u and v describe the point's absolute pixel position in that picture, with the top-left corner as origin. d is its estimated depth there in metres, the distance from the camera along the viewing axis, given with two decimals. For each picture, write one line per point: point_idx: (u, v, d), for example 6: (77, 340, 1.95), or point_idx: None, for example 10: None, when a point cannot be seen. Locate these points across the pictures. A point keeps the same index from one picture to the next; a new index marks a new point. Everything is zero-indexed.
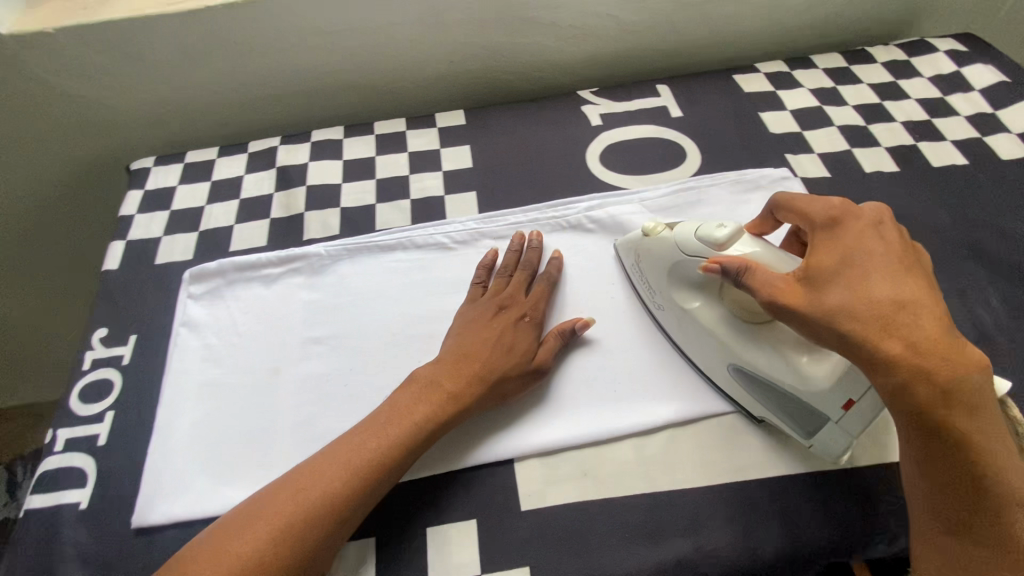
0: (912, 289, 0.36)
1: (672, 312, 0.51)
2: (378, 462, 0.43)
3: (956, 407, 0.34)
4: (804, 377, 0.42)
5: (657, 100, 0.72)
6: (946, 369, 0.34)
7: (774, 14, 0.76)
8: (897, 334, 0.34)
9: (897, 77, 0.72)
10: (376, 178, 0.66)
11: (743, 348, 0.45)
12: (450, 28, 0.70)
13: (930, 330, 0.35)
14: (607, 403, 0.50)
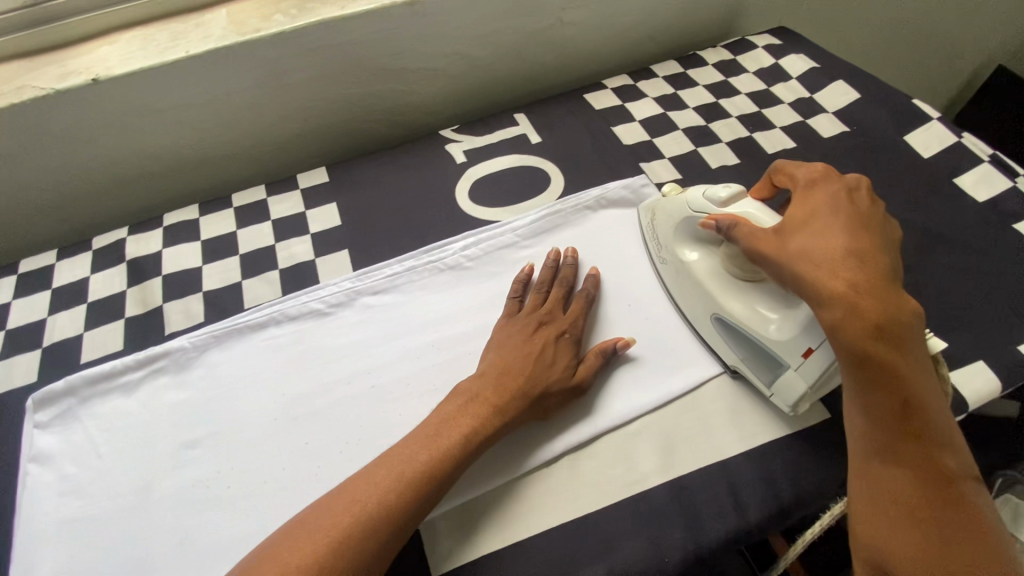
0: (863, 240, 0.41)
1: (671, 266, 0.57)
2: (431, 475, 0.42)
3: (886, 336, 0.38)
4: (765, 327, 0.47)
5: (516, 128, 0.74)
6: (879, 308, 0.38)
7: (611, 32, 0.81)
8: (845, 270, 0.39)
9: (726, 75, 0.79)
10: (240, 253, 0.63)
11: (724, 298, 0.51)
12: (296, 87, 0.69)
13: (871, 274, 0.39)
14: (641, 413, 0.51)
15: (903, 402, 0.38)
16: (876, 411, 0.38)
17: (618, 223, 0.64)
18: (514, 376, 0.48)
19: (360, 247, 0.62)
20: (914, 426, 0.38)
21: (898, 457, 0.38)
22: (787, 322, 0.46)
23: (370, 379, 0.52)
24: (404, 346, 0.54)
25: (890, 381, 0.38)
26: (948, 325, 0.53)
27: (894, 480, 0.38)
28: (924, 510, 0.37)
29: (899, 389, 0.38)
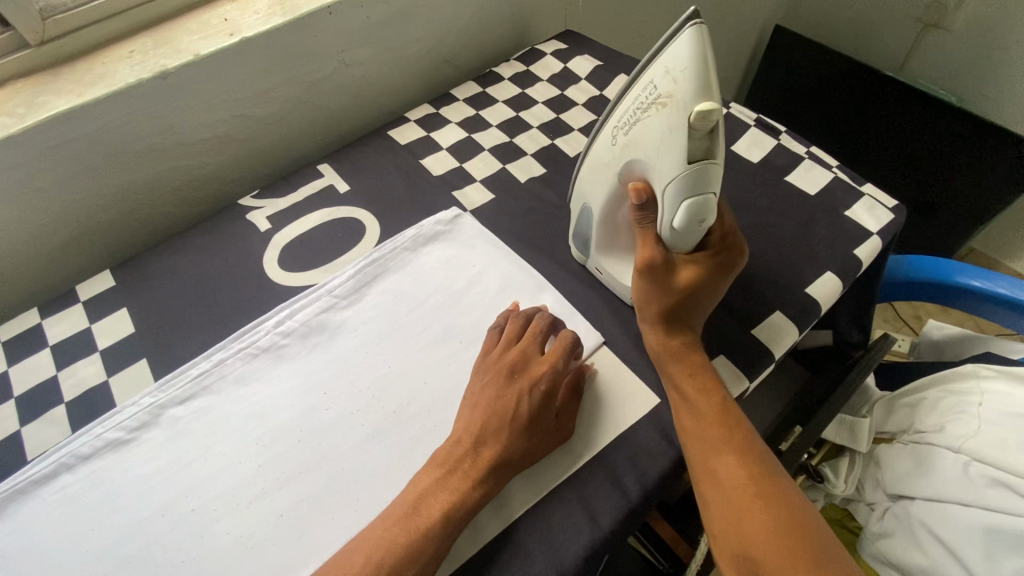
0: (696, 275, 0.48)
1: (608, 141, 0.49)
2: (409, 561, 0.40)
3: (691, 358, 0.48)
4: (598, 243, 0.55)
5: (322, 180, 0.70)
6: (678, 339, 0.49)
7: (402, 64, 0.80)
8: (665, 297, 0.48)
9: (522, 87, 0.81)
10: (14, 395, 0.54)
11: (602, 206, 0.52)
12: (50, 190, 0.60)
13: (684, 310, 0.49)
14: (619, 447, 0.49)
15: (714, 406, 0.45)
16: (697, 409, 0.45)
17: (439, 256, 0.62)
18: (500, 443, 0.45)
19: (160, 352, 0.56)
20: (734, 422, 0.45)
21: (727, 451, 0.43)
22: (618, 262, 0.56)
23: (191, 501, 0.47)
24: (223, 454, 0.49)
25: (704, 386, 0.46)
26: (747, 284, 0.57)
27: (725, 464, 0.42)
28: (747, 494, 0.41)
29: (712, 393, 0.46)
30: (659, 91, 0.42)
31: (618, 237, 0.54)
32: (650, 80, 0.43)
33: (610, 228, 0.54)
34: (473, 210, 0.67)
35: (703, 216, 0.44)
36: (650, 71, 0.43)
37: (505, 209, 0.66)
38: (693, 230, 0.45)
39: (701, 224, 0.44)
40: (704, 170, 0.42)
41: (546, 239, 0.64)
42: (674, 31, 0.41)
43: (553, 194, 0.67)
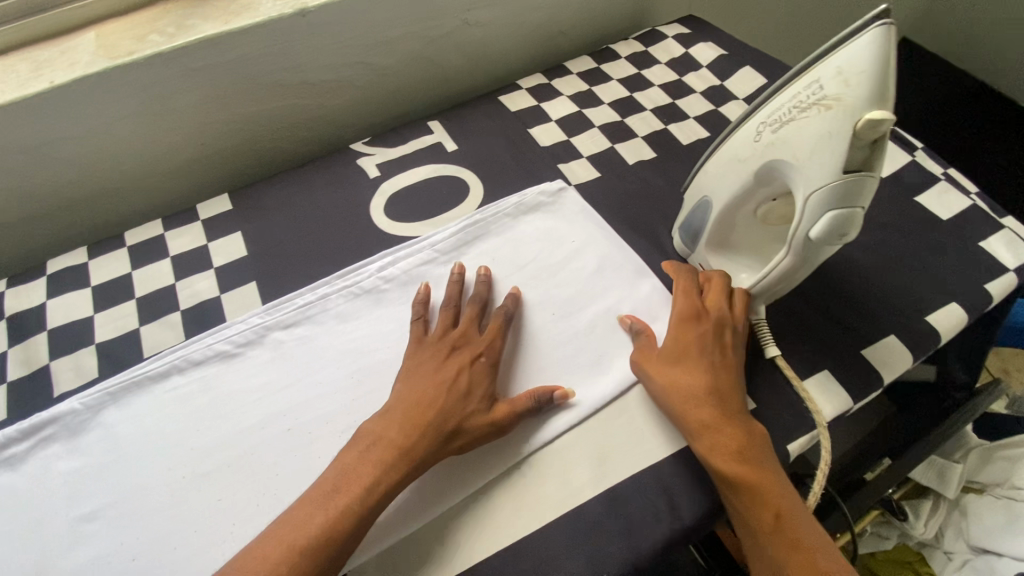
0: (691, 334, 0.48)
1: (750, 136, 0.42)
2: (348, 513, 0.41)
3: (725, 433, 0.44)
4: (709, 240, 0.52)
5: (430, 137, 0.71)
6: (713, 432, 0.44)
7: (521, 30, 0.79)
8: (672, 378, 0.46)
9: (639, 68, 0.78)
10: (136, 296, 0.58)
11: (722, 202, 0.48)
12: (184, 111, 0.64)
13: (698, 377, 0.46)
14: None
15: (756, 496, 0.42)
16: (739, 500, 0.42)
17: (540, 225, 0.62)
18: (447, 404, 0.46)
19: (269, 279, 0.59)
20: (783, 528, 0.41)
21: (780, 552, 0.40)
22: (725, 260, 0.53)
23: (287, 422, 0.49)
24: (320, 381, 0.51)
25: (744, 487, 0.42)
26: (861, 302, 0.54)
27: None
28: None
29: (758, 494, 0.42)
30: (825, 90, 0.37)
31: (731, 235, 0.51)
32: (816, 77, 0.37)
33: (725, 227, 0.50)
34: (578, 184, 0.65)
35: (846, 229, 0.39)
36: (816, 69, 0.37)
37: (610, 188, 0.65)
38: (830, 244, 0.40)
39: (844, 238, 0.39)
40: (860, 183, 0.37)
41: (651, 224, 0.62)
42: (856, 30, 0.36)
43: (662, 179, 0.65)
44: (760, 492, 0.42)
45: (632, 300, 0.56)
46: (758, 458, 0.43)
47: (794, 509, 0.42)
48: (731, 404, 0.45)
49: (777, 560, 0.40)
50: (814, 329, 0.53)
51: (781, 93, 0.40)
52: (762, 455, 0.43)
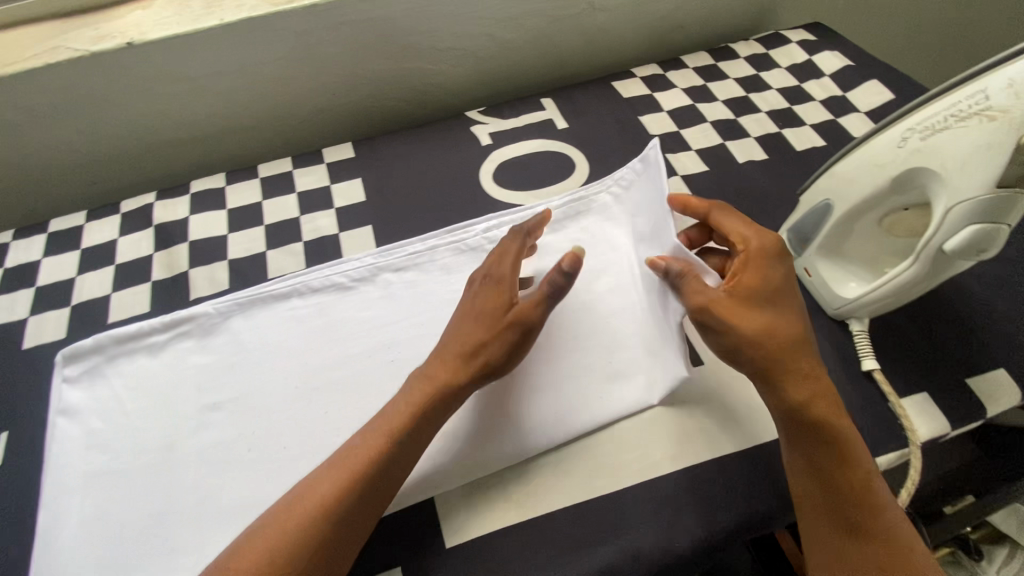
0: (777, 281, 0.44)
1: (892, 143, 0.44)
2: (389, 442, 0.42)
3: (819, 385, 0.43)
4: (823, 245, 0.52)
5: (543, 113, 0.73)
6: (805, 385, 0.43)
7: (643, 19, 0.80)
8: (757, 324, 0.43)
9: (757, 69, 0.78)
10: (265, 224, 0.64)
11: (847, 208, 0.48)
12: (325, 61, 0.68)
13: (781, 322, 0.44)
14: None
15: (842, 450, 0.42)
16: (816, 448, 0.42)
17: None
18: (466, 340, 0.46)
19: (383, 225, 0.63)
20: (864, 486, 0.42)
21: (867, 512, 0.41)
22: (836, 268, 0.52)
23: (391, 354, 0.53)
24: (424, 324, 0.55)
25: (833, 444, 0.42)
26: (970, 329, 0.53)
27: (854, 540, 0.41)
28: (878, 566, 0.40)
29: (847, 450, 0.42)
30: (991, 101, 0.39)
31: (848, 243, 0.51)
32: (981, 88, 0.40)
33: (844, 233, 0.50)
34: (685, 175, 0.66)
35: (987, 246, 0.41)
36: (982, 81, 0.40)
37: (717, 183, 0.65)
38: (965, 258, 0.42)
39: (986, 252, 0.41)
40: (1011, 198, 0.39)
41: (755, 223, 0.62)
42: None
43: (771, 181, 0.65)
44: (847, 449, 0.42)
45: None
46: (833, 404, 0.43)
47: (865, 457, 0.43)
48: (805, 350, 0.44)
49: (855, 515, 0.41)
50: (916, 349, 0.52)
51: (936, 103, 0.42)
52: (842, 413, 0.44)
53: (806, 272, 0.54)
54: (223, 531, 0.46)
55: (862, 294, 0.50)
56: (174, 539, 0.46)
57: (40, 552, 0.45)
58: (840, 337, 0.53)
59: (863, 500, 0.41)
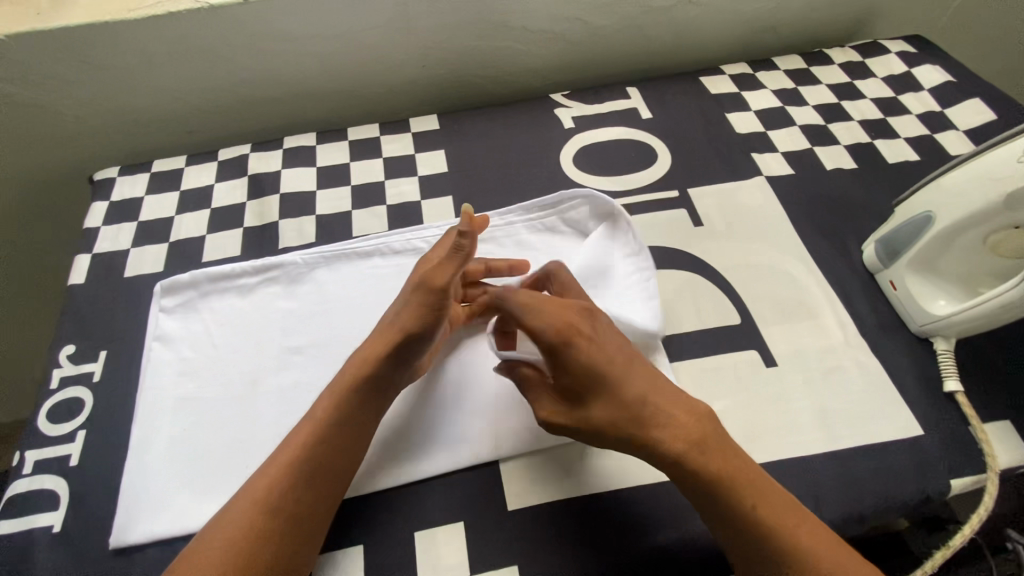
0: (589, 366, 0.41)
1: (1011, 159, 0.45)
2: (308, 445, 0.42)
3: (682, 446, 0.40)
4: (916, 257, 0.52)
5: (628, 102, 0.73)
6: (669, 452, 0.40)
7: (737, 17, 0.78)
8: (601, 409, 0.41)
9: (851, 77, 0.76)
10: (351, 184, 0.66)
11: (953, 220, 0.48)
12: (422, 32, 0.70)
13: (617, 398, 0.41)
14: (867, 450, 0.47)
15: (729, 502, 0.39)
16: (698, 496, 0.40)
17: (724, 207, 0.62)
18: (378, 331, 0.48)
19: (463, 197, 0.65)
20: (766, 530, 0.39)
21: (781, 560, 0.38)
22: (926, 284, 0.52)
23: None
24: None
25: (715, 501, 0.40)
26: None
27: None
28: None
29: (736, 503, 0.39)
30: None
31: (944, 258, 0.50)
32: None
33: (943, 246, 0.50)
34: (768, 177, 0.65)
35: None
36: None
37: (802, 188, 0.64)
38: None
39: None
40: None
41: (840, 231, 0.60)
42: None
43: (859, 191, 0.63)
44: (732, 503, 0.39)
45: (808, 300, 0.55)
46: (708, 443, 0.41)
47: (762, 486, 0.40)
48: (655, 407, 0.41)
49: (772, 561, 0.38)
50: (1003, 376, 0.50)
51: None
52: (717, 461, 0.40)
53: (890, 286, 0.54)
54: None
55: (954, 312, 0.49)
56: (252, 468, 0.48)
57: (130, 463, 0.48)
58: (922, 354, 0.52)
59: (775, 538, 0.38)
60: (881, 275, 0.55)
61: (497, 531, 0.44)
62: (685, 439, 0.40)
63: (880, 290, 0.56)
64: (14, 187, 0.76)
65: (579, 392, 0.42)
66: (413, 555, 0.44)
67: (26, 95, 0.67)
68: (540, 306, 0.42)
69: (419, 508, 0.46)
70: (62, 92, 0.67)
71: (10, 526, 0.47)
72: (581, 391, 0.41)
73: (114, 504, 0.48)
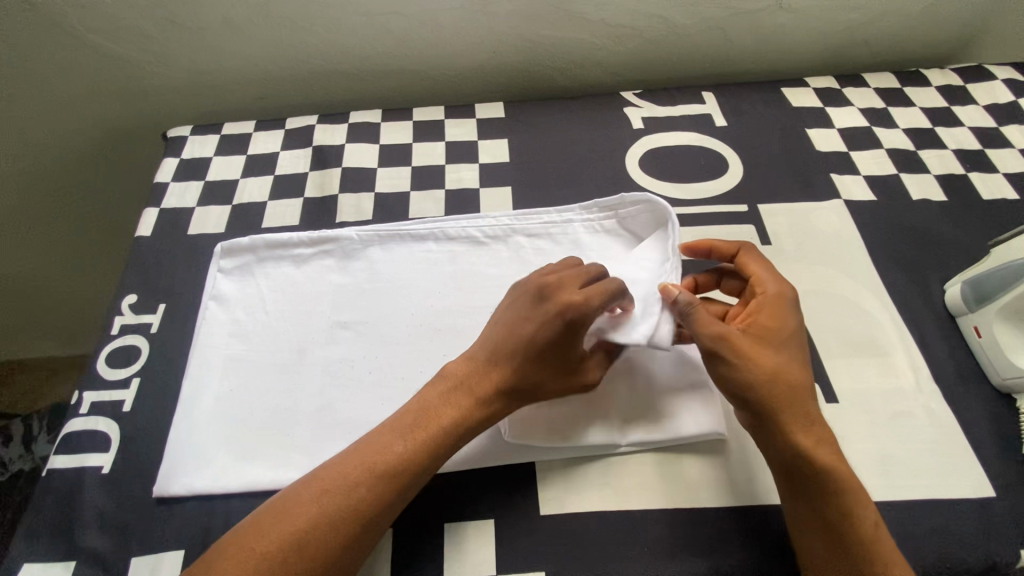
0: (781, 319, 0.45)
1: None
2: (411, 467, 0.41)
3: (822, 421, 0.42)
4: (1011, 304, 0.48)
5: (702, 107, 0.70)
6: (810, 412, 0.42)
7: (830, 28, 0.74)
8: (771, 358, 0.43)
9: (949, 103, 0.70)
10: (412, 165, 0.66)
11: None
12: (498, 16, 0.69)
13: (793, 367, 0.43)
14: (931, 505, 0.43)
15: (834, 479, 0.40)
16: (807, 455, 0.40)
17: (795, 227, 0.59)
18: (470, 381, 0.44)
19: (522, 188, 0.64)
20: (850, 507, 0.39)
21: (857, 540, 0.39)
22: (1016, 335, 0.48)
23: None
24: None
25: (827, 468, 0.40)
26: None
27: (846, 560, 0.38)
28: None
29: (837, 478, 0.40)
30: None
31: None
32: None
33: None
34: (847, 200, 0.61)
35: None
36: None
37: (883, 215, 0.60)
38: None
39: None
40: None
41: (920, 266, 0.56)
42: None
43: (947, 226, 0.59)
44: (843, 474, 0.40)
45: (878, 336, 0.52)
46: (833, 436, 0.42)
47: (859, 489, 0.40)
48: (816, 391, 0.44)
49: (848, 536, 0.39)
50: None
51: None
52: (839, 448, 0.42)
53: (974, 330, 0.51)
54: (332, 440, 0.48)
55: None
56: (291, 436, 0.48)
57: (178, 417, 0.50)
58: (1001, 410, 0.48)
59: (851, 520, 0.39)
60: (964, 317, 0.52)
61: (526, 533, 0.44)
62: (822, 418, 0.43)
63: (961, 333, 0.52)
64: (96, 137, 0.79)
65: (760, 336, 0.44)
66: (440, 545, 0.43)
67: (115, 49, 0.69)
68: (769, 279, 0.47)
69: (450, 499, 0.45)
70: (147, 49, 0.69)
71: (62, 462, 0.49)
72: (763, 334, 0.44)
73: (159, 454, 0.49)
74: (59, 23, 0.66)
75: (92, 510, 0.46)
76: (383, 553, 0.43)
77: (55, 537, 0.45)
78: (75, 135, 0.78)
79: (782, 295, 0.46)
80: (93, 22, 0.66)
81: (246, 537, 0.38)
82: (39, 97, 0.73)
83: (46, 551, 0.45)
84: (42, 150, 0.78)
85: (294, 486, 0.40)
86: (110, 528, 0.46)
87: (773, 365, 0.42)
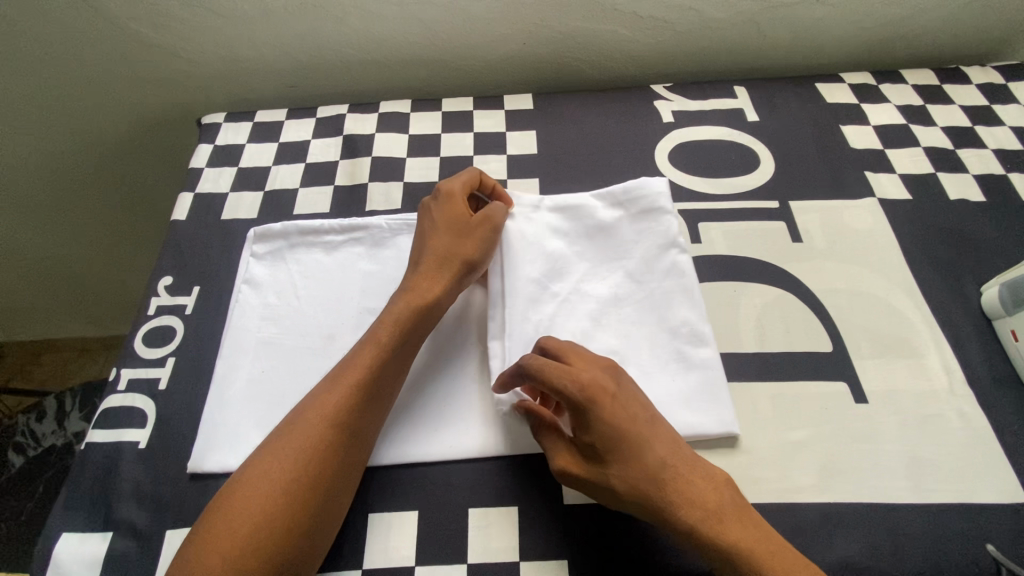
0: (624, 415, 0.40)
1: None
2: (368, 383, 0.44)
3: (711, 495, 0.38)
4: None
5: (734, 101, 0.70)
6: (690, 495, 0.38)
7: (868, 23, 0.72)
8: (618, 470, 0.39)
9: (990, 101, 0.69)
10: (441, 155, 0.66)
11: None
12: (529, 9, 0.68)
13: (655, 455, 0.39)
14: (961, 508, 0.43)
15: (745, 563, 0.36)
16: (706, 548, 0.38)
17: (826, 225, 0.58)
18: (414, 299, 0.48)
19: (550, 180, 0.64)
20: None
21: None
22: None
23: None
24: None
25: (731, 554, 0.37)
26: None
27: None
28: None
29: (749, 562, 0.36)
30: None
31: None
32: None
33: None
34: (881, 198, 0.60)
35: None
36: None
37: (917, 214, 0.59)
38: None
39: None
40: None
41: (955, 267, 0.55)
42: None
43: (984, 227, 0.58)
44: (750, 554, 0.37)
45: (910, 336, 0.51)
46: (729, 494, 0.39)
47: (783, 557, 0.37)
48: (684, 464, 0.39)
49: None
50: None
51: None
52: (740, 515, 0.38)
53: (1012, 334, 0.49)
54: None
55: None
56: None
57: (211, 396, 0.51)
58: None
59: None
60: (1001, 320, 0.51)
61: (550, 522, 0.44)
62: (711, 489, 0.39)
63: (997, 336, 0.51)
64: (132, 122, 0.81)
65: (607, 448, 0.39)
66: (465, 531, 0.43)
67: (154, 37, 0.70)
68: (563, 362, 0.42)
69: (475, 485, 0.45)
70: (184, 36, 0.70)
71: (100, 436, 0.50)
72: (610, 445, 0.39)
73: (194, 431, 0.50)
74: (100, 11, 0.68)
75: (130, 482, 0.48)
76: (408, 536, 0.43)
77: (94, 508, 0.47)
78: (112, 120, 0.80)
79: (604, 380, 0.41)
80: (133, 10, 0.68)
81: (226, 497, 0.39)
82: (79, 83, 0.75)
83: (85, 521, 0.47)
84: (80, 135, 0.81)
85: (270, 439, 0.42)
86: (146, 500, 0.47)
87: (629, 478, 0.39)
